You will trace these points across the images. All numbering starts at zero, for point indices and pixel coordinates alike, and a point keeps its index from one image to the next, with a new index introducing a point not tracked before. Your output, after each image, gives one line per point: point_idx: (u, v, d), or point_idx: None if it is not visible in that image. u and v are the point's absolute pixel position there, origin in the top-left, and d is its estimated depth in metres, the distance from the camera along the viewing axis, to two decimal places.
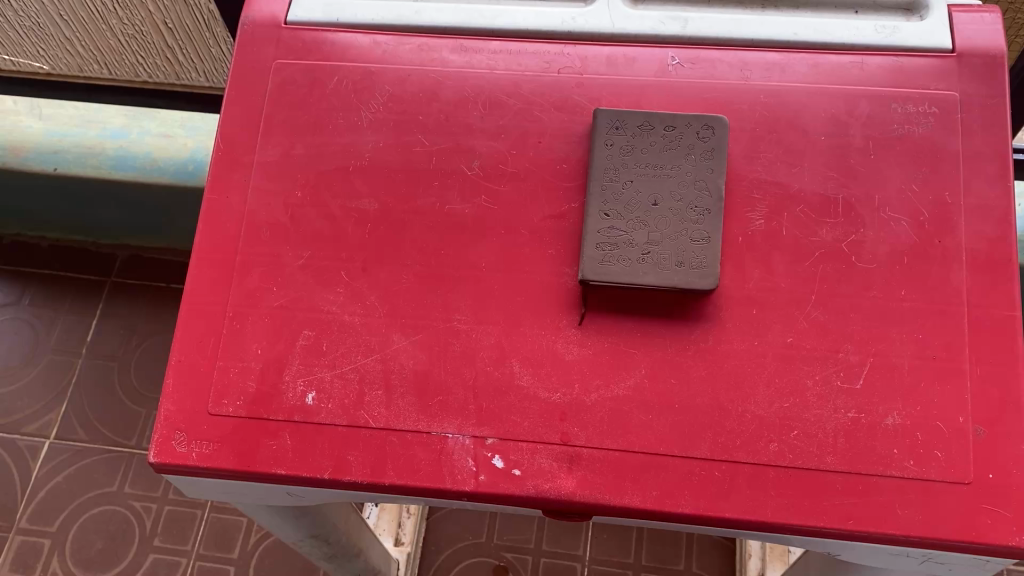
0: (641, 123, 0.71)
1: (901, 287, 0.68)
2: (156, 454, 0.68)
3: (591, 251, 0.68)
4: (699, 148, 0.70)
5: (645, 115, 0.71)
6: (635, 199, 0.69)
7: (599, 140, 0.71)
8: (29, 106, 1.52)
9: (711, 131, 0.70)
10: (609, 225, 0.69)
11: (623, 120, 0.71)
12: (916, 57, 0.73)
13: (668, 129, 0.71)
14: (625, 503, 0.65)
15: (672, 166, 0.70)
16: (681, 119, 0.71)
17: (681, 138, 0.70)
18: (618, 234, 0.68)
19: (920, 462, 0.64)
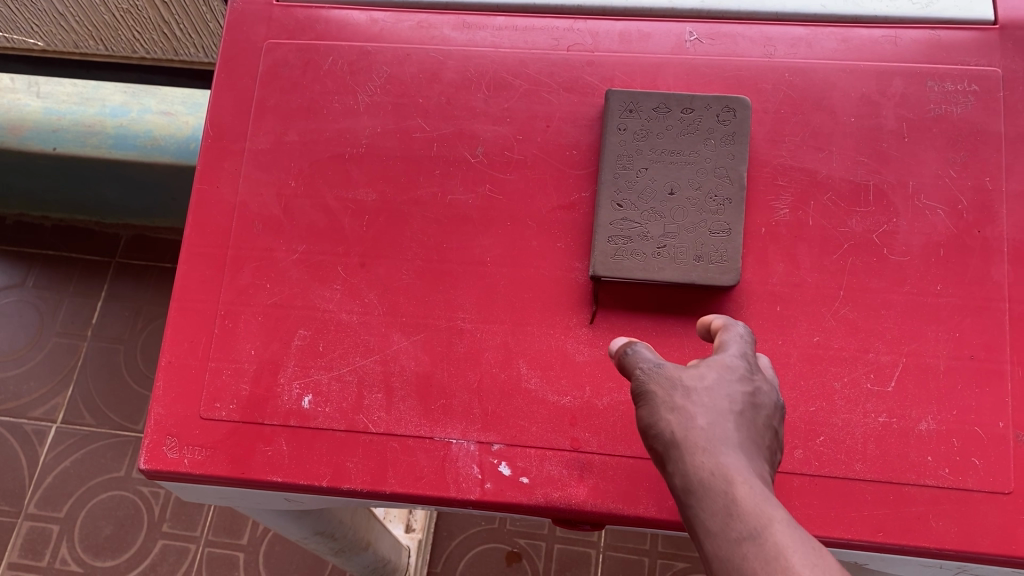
0: (656, 105, 0.66)
1: (937, 281, 0.63)
2: (147, 460, 0.65)
3: (603, 244, 0.64)
4: (719, 133, 0.65)
5: (660, 96, 0.66)
6: (650, 188, 0.65)
7: (611, 124, 0.66)
8: (25, 83, 1.40)
9: (732, 114, 0.65)
10: (622, 217, 0.64)
11: (637, 102, 0.66)
12: (955, 30, 0.68)
13: (685, 111, 0.66)
14: (640, 514, 0.61)
15: (690, 152, 0.65)
16: (700, 101, 0.66)
17: (700, 122, 0.66)
18: (631, 226, 0.64)
19: (957, 471, 0.59)
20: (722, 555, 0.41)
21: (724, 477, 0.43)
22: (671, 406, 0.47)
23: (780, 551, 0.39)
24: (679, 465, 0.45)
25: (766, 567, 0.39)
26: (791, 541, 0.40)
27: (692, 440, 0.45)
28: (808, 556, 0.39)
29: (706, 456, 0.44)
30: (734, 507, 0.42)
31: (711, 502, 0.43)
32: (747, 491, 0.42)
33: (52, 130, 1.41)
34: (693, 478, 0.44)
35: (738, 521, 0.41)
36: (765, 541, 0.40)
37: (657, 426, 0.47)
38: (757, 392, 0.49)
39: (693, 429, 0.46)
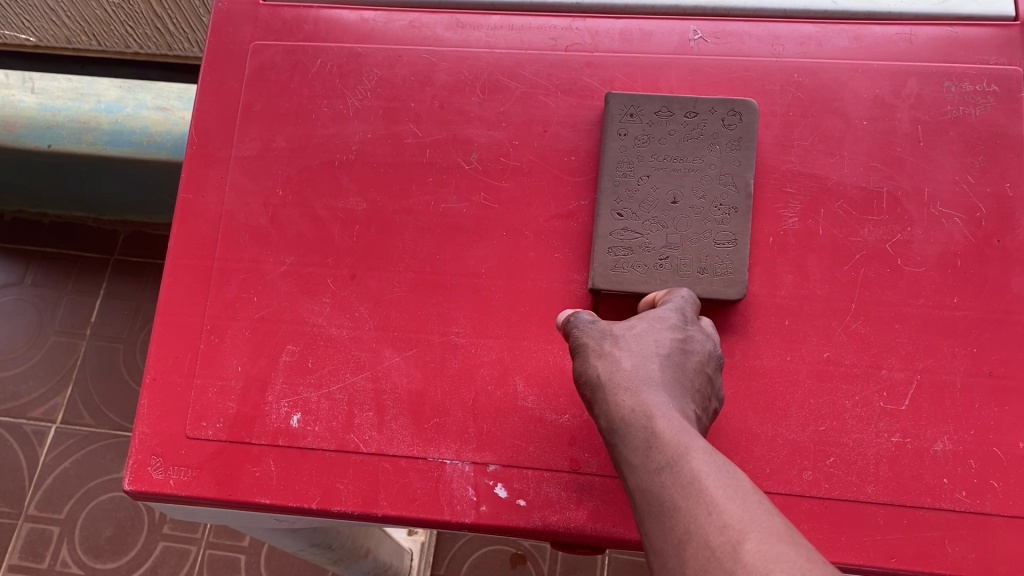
0: (659, 109, 0.63)
1: (953, 293, 0.60)
2: (131, 481, 0.62)
3: (603, 256, 0.61)
4: (725, 138, 0.62)
5: (663, 99, 0.63)
6: (652, 197, 0.62)
7: (611, 129, 0.63)
8: (19, 79, 1.29)
9: (738, 117, 0.62)
10: (623, 227, 0.61)
11: (639, 105, 0.63)
12: (973, 27, 0.65)
13: (689, 115, 0.63)
14: (641, 538, 0.58)
15: (694, 158, 0.62)
16: (704, 104, 0.63)
17: (704, 126, 0.62)
18: (633, 236, 0.61)
19: (974, 493, 0.57)
20: (643, 482, 0.46)
21: (645, 413, 0.49)
22: (602, 354, 0.53)
23: (693, 476, 0.44)
24: (605, 405, 0.51)
25: (681, 489, 0.44)
26: (705, 467, 0.44)
27: (617, 382, 0.51)
28: (718, 479, 0.44)
29: (629, 395, 0.50)
30: (652, 439, 0.47)
31: (633, 436, 0.48)
32: (664, 424, 0.47)
33: (44, 127, 1.28)
34: (618, 416, 0.50)
35: (657, 452, 0.46)
36: (680, 468, 0.45)
37: (587, 374, 0.53)
38: (685, 339, 0.54)
39: (619, 372, 0.51)
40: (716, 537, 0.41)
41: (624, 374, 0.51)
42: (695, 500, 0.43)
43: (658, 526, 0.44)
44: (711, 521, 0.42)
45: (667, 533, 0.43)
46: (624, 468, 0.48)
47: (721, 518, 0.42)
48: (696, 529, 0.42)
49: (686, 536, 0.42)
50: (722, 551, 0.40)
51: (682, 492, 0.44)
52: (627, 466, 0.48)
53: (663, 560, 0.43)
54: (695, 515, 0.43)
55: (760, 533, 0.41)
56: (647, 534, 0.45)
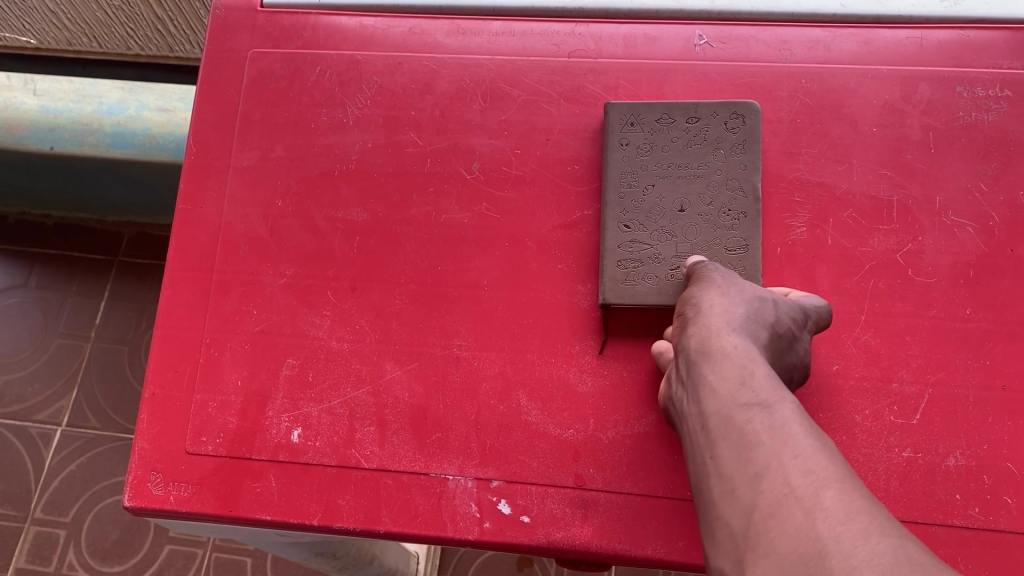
0: (659, 116, 0.62)
1: (966, 304, 0.59)
2: (131, 498, 0.61)
3: (612, 269, 0.60)
4: (729, 141, 0.61)
5: (663, 106, 0.62)
6: (658, 206, 0.61)
7: (612, 139, 0.62)
8: (20, 81, 1.28)
9: (741, 121, 0.61)
10: (631, 238, 0.60)
11: (638, 114, 0.62)
12: (985, 30, 0.64)
13: (691, 121, 0.62)
14: (647, 555, 0.57)
15: (699, 165, 0.61)
16: (705, 109, 0.61)
17: (707, 131, 0.61)
18: (641, 248, 0.60)
19: (987, 510, 0.55)
20: (727, 410, 0.47)
21: (749, 358, 0.49)
22: (717, 289, 0.53)
23: (786, 423, 0.45)
24: (704, 334, 0.51)
25: (769, 429, 0.45)
26: (800, 421, 0.46)
27: (724, 318, 0.52)
28: (812, 437, 0.45)
29: (735, 336, 0.51)
30: (749, 379, 0.48)
31: (728, 369, 0.49)
32: (766, 373, 0.48)
33: (47, 129, 1.28)
34: (716, 347, 0.50)
35: (751, 391, 0.47)
36: (776, 415, 0.46)
37: (697, 297, 0.53)
38: (801, 325, 0.54)
39: (730, 312, 0.52)
40: (797, 477, 0.42)
41: (735, 317, 0.52)
42: (781, 442, 0.44)
43: (731, 454, 0.46)
44: (794, 461, 0.43)
45: (744, 462, 0.45)
46: (702, 392, 0.49)
47: (806, 466, 0.43)
48: (777, 466, 0.43)
49: (765, 470, 0.44)
50: (800, 490, 0.42)
51: (769, 431, 0.45)
52: (707, 391, 0.49)
53: (730, 485, 0.45)
54: (780, 455, 0.44)
55: (845, 483, 0.42)
56: (715, 457, 0.47)
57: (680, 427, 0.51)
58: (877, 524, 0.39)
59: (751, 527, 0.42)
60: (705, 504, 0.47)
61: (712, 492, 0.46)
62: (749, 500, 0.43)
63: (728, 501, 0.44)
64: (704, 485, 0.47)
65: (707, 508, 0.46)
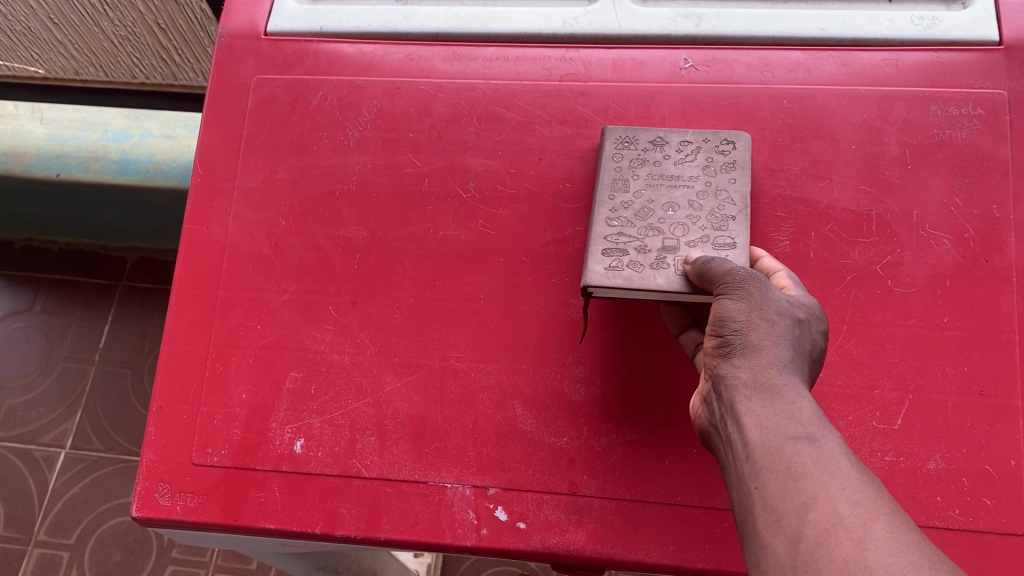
0: (653, 138, 0.64)
1: (944, 313, 0.61)
2: (139, 508, 0.63)
3: (598, 257, 0.60)
4: (720, 160, 0.62)
5: (659, 129, 0.64)
6: (647, 207, 0.62)
7: (607, 156, 0.64)
8: (28, 110, 1.33)
9: (732, 146, 0.63)
10: (618, 232, 0.61)
11: (633, 136, 0.64)
12: (958, 52, 0.66)
13: (683, 144, 0.63)
14: (640, 559, 0.59)
15: (689, 176, 0.62)
16: (699, 132, 0.63)
17: (700, 151, 0.63)
18: (627, 240, 0.60)
19: (968, 511, 0.57)
20: (773, 441, 0.45)
21: (795, 389, 0.47)
22: (759, 313, 0.50)
23: (834, 455, 0.43)
24: (746, 362, 0.49)
25: (817, 461, 0.43)
26: (848, 456, 0.44)
27: (767, 345, 0.49)
28: (858, 468, 0.43)
29: (779, 364, 0.48)
30: (796, 412, 0.46)
31: (774, 401, 0.47)
32: (812, 408, 0.46)
33: (54, 156, 1.33)
34: (762, 378, 0.48)
35: (797, 424, 0.45)
36: (823, 449, 0.44)
37: (737, 320, 0.50)
38: (826, 342, 0.53)
39: (772, 335, 0.49)
40: (845, 508, 0.40)
41: (780, 346, 0.49)
42: (829, 474, 0.42)
43: (778, 485, 0.43)
44: (843, 492, 0.41)
45: (790, 492, 0.43)
46: (746, 423, 0.47)
47: (855, 496, 0.41)
48: (825, 497, 0.41)
49: (813, 500, 0.41)
50: (850, 520, 0.40)
51: (818, 463, 0.43)
52: (753, 422, 0.46)
53: (777, 515, 0.42)
54: (828, 485, 0.42)
55: (894, 516, 0.40)
56: (759, 487, 0.44)
57: (721, 458, 0.49)
58: (927, 559, 0.38)
59: (800, 558, 0.40)
60: (748, 534, 0.44)
61: (757, 522, 0.43)
62: (796, 529, 0.41)
63: (775, 530, 0.42)
64: (749, 516, 0.44)
65: (752, 538, 0.44)
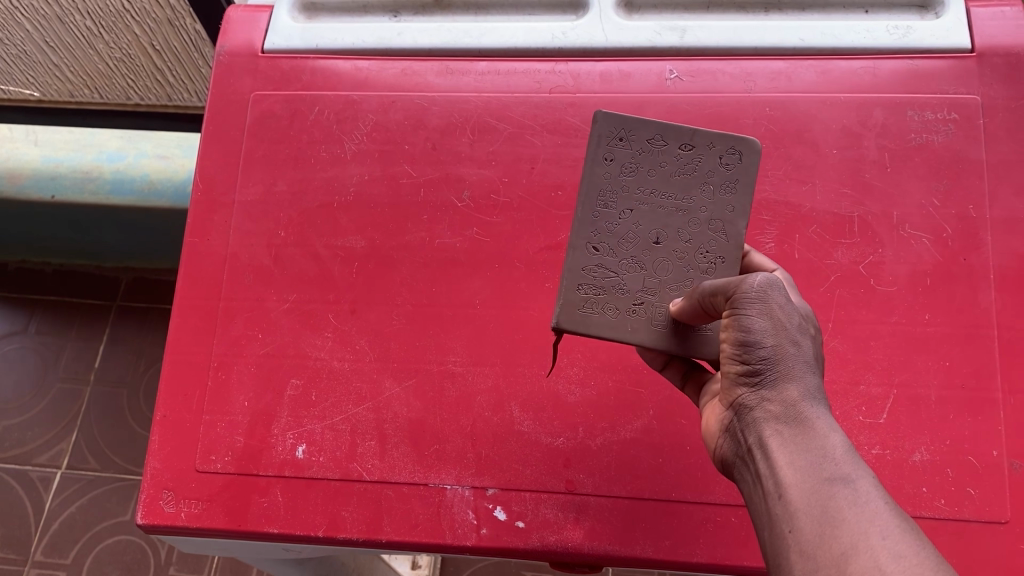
0: (651, 136, 0.59)
1: (925, 310, 0.63)
2: (144, 515, 0.65)
3: (572, 293, 0.58)
4: (721, 176, 0.59)
5: (657, 126, 0.59)
6: (633, 232, 0.59)
7: (599, 150, 0.59)
8: (24, 132, 1.39)
9: (737, 157, 0.59)
10: (598, 262, 0.58)
11: (630, 130, 0.59)
12: (933, 59, 0.69)
13: (683, 149, 0.59)
14: (636, 555, 0.61)
15: (684, 198, 0.59)
16: (703, 138, 0.59)
17: (699, 162, 0.59)
18: (606, 275, 0.58)
19: (953, 501, 0.59)
20: (808, 483, 0.45)
21: (827, 423, 0.47)
22: (786, 335, 0.48)
23: (870, 500, 0.43)
24: (775, 393, 0.48)
25: (853, 506, 0.43)
26: (884, 499, 0.44)
27: (795, 373, 0.48)
28: (894, 512, 0.43)
29: (807, 394, 0.48)
30: (829, 451, 0.46)
31: (807, 437, 0.47)
32: (843, 442, 0.46)
33: (50, 177, 1.36)
34: (794, 411, 0.48)
35: (831, 464, 0.45)
36: (857, 492, 0.44)
37: (765, 345, 0.48)
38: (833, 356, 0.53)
39: (799, 362, 0.48)
40: (888, 562, 0.40)
41: (806, 374, 0.48)
42: (869, 522, 0.42)
43: (815, 531, 0.44)
44: (885, 544, 0.41)
45: (828, 540, 0.43)
46: (779, 461, 0.47)
47: (896, 548, 0.41)
48: (866, 549, 0.41)
49: (853, 550, 0.42)
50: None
51: (854, 509, 0.43)
52: (786, 460, 0.46)
53: (815, 564, 0.43)
54: (867, 535, 0.42)
55: (939, 571, 0.40)
56: (795, 531, 0.44)
57: (749, 491, 0.49)
58: None
59: None
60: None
61: (793, 568, 0.44)
62: None
63: None
64: (783, 560, 0.45)
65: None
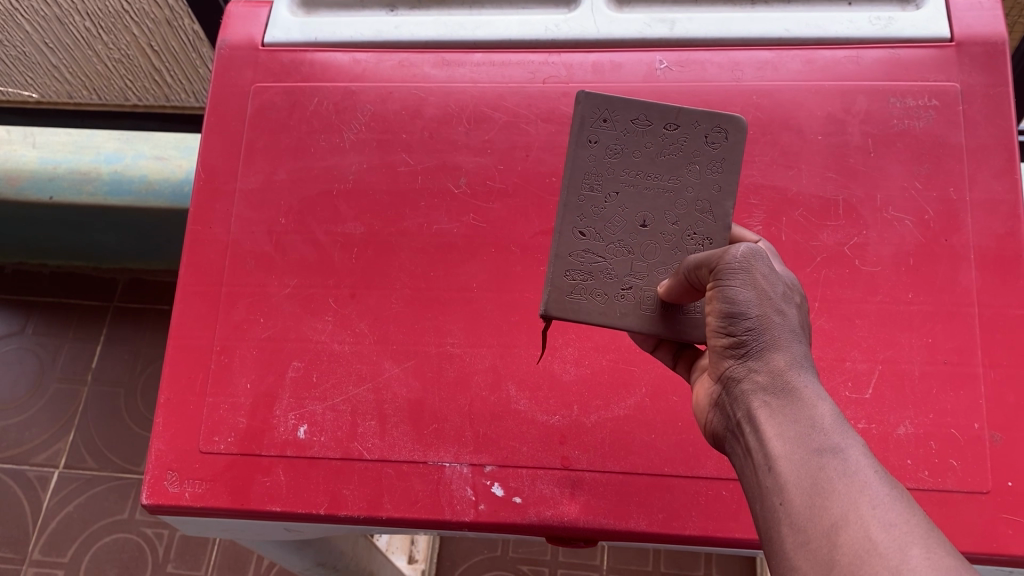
0: (635, 117, 0.61)
1: (908, 289, 0.65)
2: (149, 496, 0.66)
3: (559, 279, 0.60)
4: (707, 156, 0.60)
5: (641, 107, 0.61)
6: (620, 215, 0.60)
7: (583, 132, 0.61)
8: (20, 135, 1.39)
9: (724, 135, 0.61)
10: (585, 247, 0.60)
11: (613, 111, 0.61)
12: (914, 48, 0.71)
13: (669, 128, 0.61)
14: (630, 528, 0.62)
15: (671, 177, 0.60)
16: (687, 117, 0.60)
17: (684, 141, 0.61)
18: (594, 260, 0.60)
19: (936, 473, 0.61)
20: (797, 455, 0.46)
21: (814, 391, 0.48)
22: (771, 306, 0.50)
23: (859, 470, 0.44)
24: (762, 364, 0.50)
25: (842, 477, 0.44)
26: (874, 468, 0.44)
27: (781, 344, 0.49)
28: (884, 482, 0.43)
29: (795, 364, 0.49)
30: (818, 421, 0.46)
31: (794, 407, 0.48)
32: (832, 413, 0.47)
33: (47, 178, 1.36)
34: (781, 381, 0.49)
35: (820, 435, 0.46)
36: (845, 461, 0.44)
37: (750, 316, 0.50)
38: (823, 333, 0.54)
39: (785, 332, 0.50)
40: (877, 531, 0.41)
41: (793, 345, 0.50)
42: (858, 492, 0.43)
43: (805, 503, 0.44)
44: (874, 513, 0.41)
45: (818, 512, 0.43)
46: (769, 433, 0.48)
47: (885, 516, 0.41)
48: (856, 519, 0.41)
49: (843, 521, 0.42)
50: (883, 546, 0.40)
51: (844, 480, 0.43)
52: (775, 431, 0.47)
53: (805, 536, 0.43)
54: (857, 505, 0.42)
55: (929, 539, 0.40)
56: (785, 504, 0.45)
57: (743, 466, 0.50)
58: None
59: None
60: (775, 551, 0.45)
61: (785, 541, 0.44)
62: (827, 553, 0.41)
63: (804, 553, 0.43)
64: (776, 533, 0.45)
65: (781, 557, 0.44)
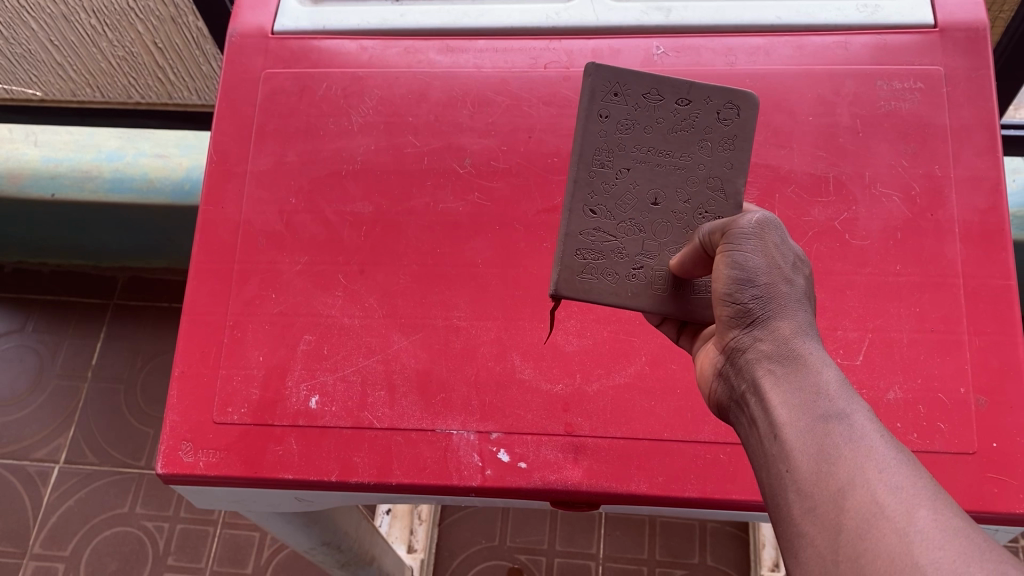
0: (646, 91, 0.63)
1: (896, 261, 0.68)
2: (164, 465, 0.68)
3: (571, 258, 0.62)
4: (717, 133, 0.63)
5: (652, 81, 0.63)
6: (631, 191, 0.63)
7: (594, 107, 0.63)
8: (24, 133, 1.44)
9: (735, 110, 0.63)
10: (596, 225, 0.63)
11: (624, 85, 0.63)
12: (899, 34, 0.74)
13: (681, 103, 0.63)
14: (631, 491, 0.65)
15: (682, 154, 0.63)
16: (700, 93, 0.63)
17: (697, 117, 0.63)
18: (604, 238, 0.63)
19: (924, 435, 0.64)
20: (803, 422, 0.46)
21: (819, 358, 0.49)
22: (776, 274, 0.52)
23: (864, 436, 0.44)
24: (768, 332, 0.51)
25: (849, 442, 0.44)
26: (879, 432, 0.45)
27: (785, 312, 0.51)
28: (890, 445, 0.44)
29: (800, 332, 0.51)
30: (823, 388, 0.47)
31: (800, 373, 0.49)
32: (838, 378, 0.48)
33: (49, 177, 1.40)
34: (787, 348, 0.50)
35: (826, 401, 0.47)
36: (851, 426, 0.45)
37: (756, 284, 0.51)
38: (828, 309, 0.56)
39: (790, 301, 0.52)
40: (884, 493, 0.41)
41: (797, 314, 0.51)
42: (863, 456, 0.43)
43: (811, 468, 0.44)
44: (880, 476, 0.42)
45: (824, 477, 0.43)
46: (775, 400, 0.49)
47: (891, 479, 0.41)
48: (862, 482, 0.42)
49: (850, 485, 0.42)
50: (889, 509, 0.40)
51: (850, 445, 0.44)
52: (781, 398, 0.48)
53: (812, 501, 0.43)
54: (863, 468, 0.42)
55: (935, 500, 0.40)
56: (792, 470, 0.45)
57: (749, 435, 0.51)
58: (977, 549, 0.37)
59: (842, 551, 0.41)
60: (781, 516, 0.46)
61: (792, 507, 0.44)
62: (834, 517, 0.42)
63: (811, 518, 0.43)
64: (782, 499, 0.46)
65: (788, 523, 0.45)
